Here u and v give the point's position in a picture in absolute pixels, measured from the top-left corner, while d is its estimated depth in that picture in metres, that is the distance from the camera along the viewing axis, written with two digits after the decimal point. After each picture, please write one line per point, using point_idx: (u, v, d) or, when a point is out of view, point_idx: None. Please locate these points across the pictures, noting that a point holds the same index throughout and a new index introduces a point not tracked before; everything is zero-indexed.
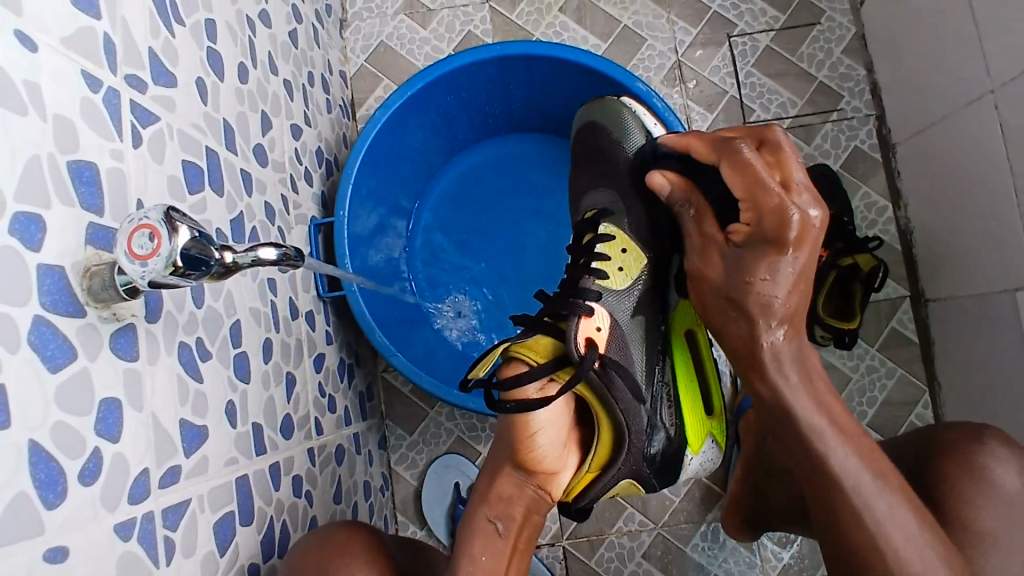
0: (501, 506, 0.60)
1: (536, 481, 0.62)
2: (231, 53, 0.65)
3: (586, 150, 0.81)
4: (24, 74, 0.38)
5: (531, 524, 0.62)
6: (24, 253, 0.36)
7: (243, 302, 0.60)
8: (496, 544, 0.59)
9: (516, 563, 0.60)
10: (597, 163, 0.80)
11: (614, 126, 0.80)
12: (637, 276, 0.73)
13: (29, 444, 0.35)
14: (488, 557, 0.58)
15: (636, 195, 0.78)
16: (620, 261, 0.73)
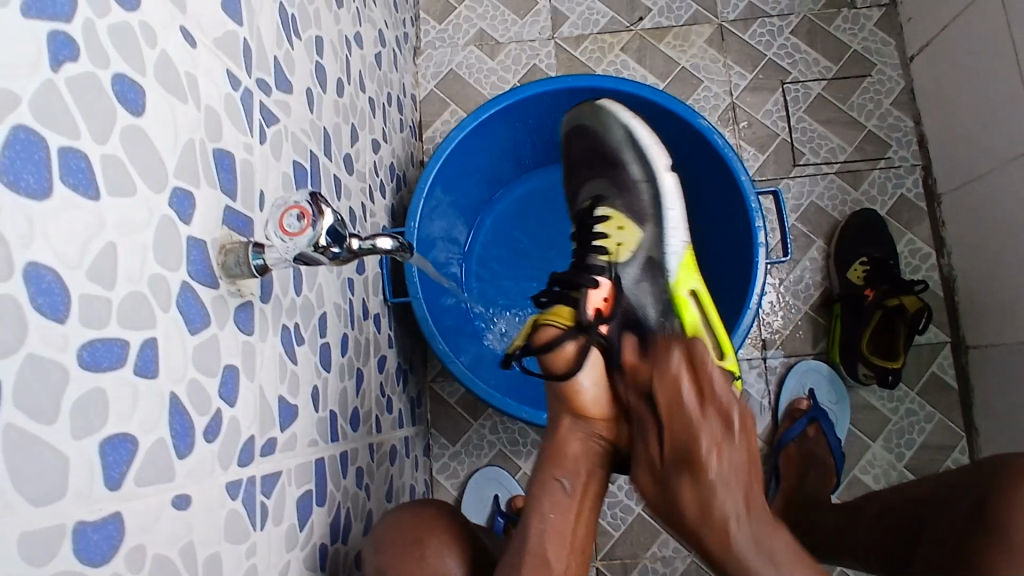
0: (562, 458, 0.64)
1: (596, 436, 0.66)
2: (332, 68, 0.70)
3: (590, 154, 0.84)
4: (187, 67, 0.43)
5: (597, 478, 0.65)
6: (178, 224, 0.40)
7: (329, 297, 0.64)
8: (560, 498, 0.62)
9: (586, 520, 0.63)
10: (599, 162, 0.83)
11: (606, 133, 0.82)
12: (632, 248, 0.75)
13: (170, 396, 0.39)
14: (554, 510, 0.62)
15: (632, 181, 0.79)
16: (618, 238, 0.76)
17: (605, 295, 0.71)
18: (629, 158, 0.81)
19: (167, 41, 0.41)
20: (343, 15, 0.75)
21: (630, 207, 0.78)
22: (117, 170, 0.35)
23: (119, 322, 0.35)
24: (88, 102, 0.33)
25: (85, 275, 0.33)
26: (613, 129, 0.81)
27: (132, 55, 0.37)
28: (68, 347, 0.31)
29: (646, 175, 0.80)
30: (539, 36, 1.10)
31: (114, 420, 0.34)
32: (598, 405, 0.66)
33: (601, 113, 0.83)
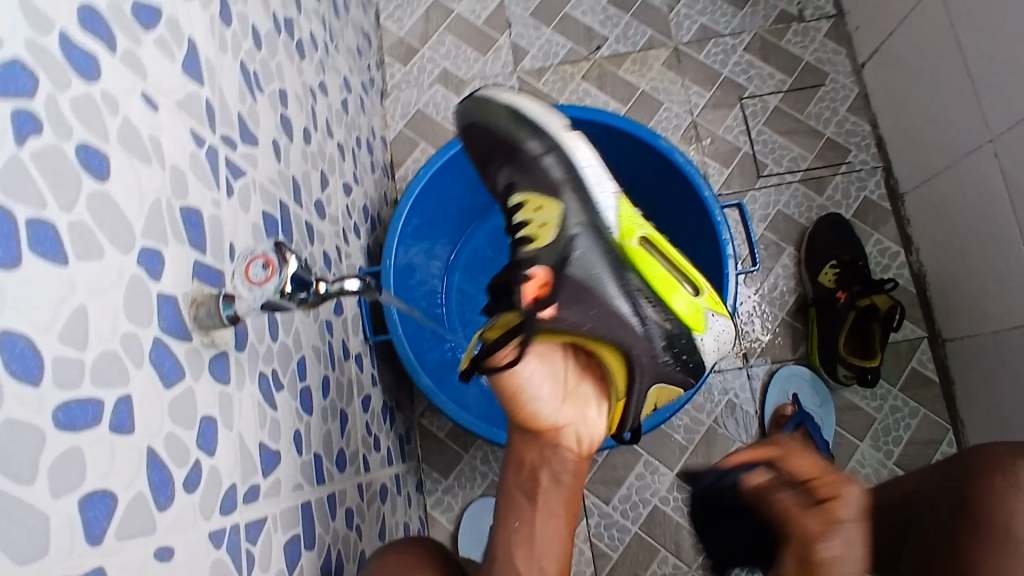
0: (526, 469, 0.72)
1: (550, 444, 0.72)
2: (298, 118, 0.72)
3: (485, 143, 0.79)
4: (151, 131, 0.44)
5: (564, 485, 0.72)
6: (149, 283, 0.42)
7: (307, 340, 0.65)
8: (521, 504, 0.71)
9: (555, 519, 0.71)
10: (495, 152, 0.78)
11: (495, 119, 0.78)
12: (554, 226, 0.70)
13: (148, 450, 0.39)
14: (515, 517, 0.71)
15: (563, 145, 0.74)
16: (539, 219, 0.71)
17: (539, 283, 0.67)
18: (528, 134, 0.76)
19: (130, 108, 0.42)
20: (306, 65, 0.78)
21: (539, 183, 0.73)
22: (84, 235, 0.37)
23: (93, 382, 0.36)
24: (54, 173, 0.35)
25: (57, 338, 0.34)
26: (488, 113, 0.78)
27: (95, 125, 0.39)
28: (44, 409, 0.32)
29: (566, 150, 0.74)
30: (502, 71, 1.13)
31: (91, 477, 0.35)
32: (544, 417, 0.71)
33: (474, 101, 0.81)
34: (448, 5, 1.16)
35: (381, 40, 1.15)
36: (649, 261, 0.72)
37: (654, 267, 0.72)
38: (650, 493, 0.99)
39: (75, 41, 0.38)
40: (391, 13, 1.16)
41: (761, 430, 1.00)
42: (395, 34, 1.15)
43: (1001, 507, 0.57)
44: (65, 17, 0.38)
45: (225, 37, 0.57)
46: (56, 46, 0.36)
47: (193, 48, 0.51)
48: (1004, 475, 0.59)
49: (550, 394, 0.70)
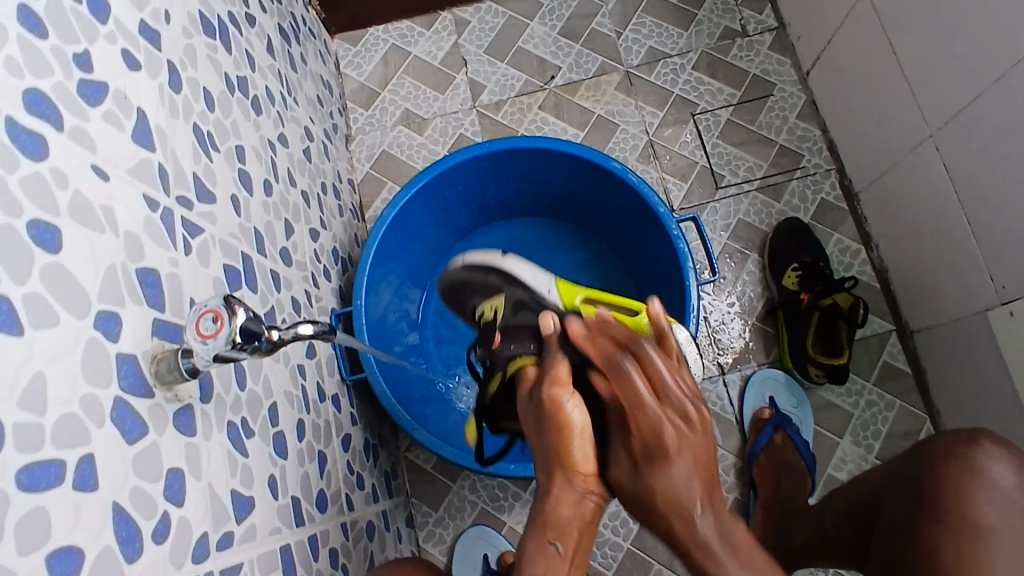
0: (558, 526, 0.57)
1: (586, 490, 0.60)
2: (258, 171, 0.75)
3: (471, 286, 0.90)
4: (102, 201, 0.47)
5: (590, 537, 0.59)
6: (106, 344, 0.43)
7: (278, 386, 0.67)
8: (559, 567, 0.55)
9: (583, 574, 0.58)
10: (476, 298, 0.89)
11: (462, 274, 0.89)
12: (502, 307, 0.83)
13: (114, 505, 0.41)
14: None
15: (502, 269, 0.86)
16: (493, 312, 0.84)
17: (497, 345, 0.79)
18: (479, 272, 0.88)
19: (80, 182, 0.45)
20: (263, 120, 0.81)
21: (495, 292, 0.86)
22: (39, 306, 0.38)
23: (54, 445, 0.37)
24: (5, 250, 0.37)
25: (16, 406, 0.36)
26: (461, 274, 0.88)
27: (46, 200, 0.41)
28: (6, 473, 0.34)
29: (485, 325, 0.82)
30: (461, 107, 1.16)
31: (58, 535, 0.36)
32: (583, 446, 0.60)
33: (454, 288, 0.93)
34: (404, 49, 1.20)
35: (343, 86, 1.18)
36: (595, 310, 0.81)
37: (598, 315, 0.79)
38: None
39: (21, 123, 0.41)
40: (350, 60, 1.20)
41: (742, 435, 1.01)
42: (355, 79, 1.19)
43: (965, 495, 0.59)
44: (10, 103, 0.40)
45: (175, 103, 0.60)
46: (2, 130, 0.39)
47: (142, 117, 0.54)
48: (964, 464, 0.61)
49: (587, 421, 0.61)
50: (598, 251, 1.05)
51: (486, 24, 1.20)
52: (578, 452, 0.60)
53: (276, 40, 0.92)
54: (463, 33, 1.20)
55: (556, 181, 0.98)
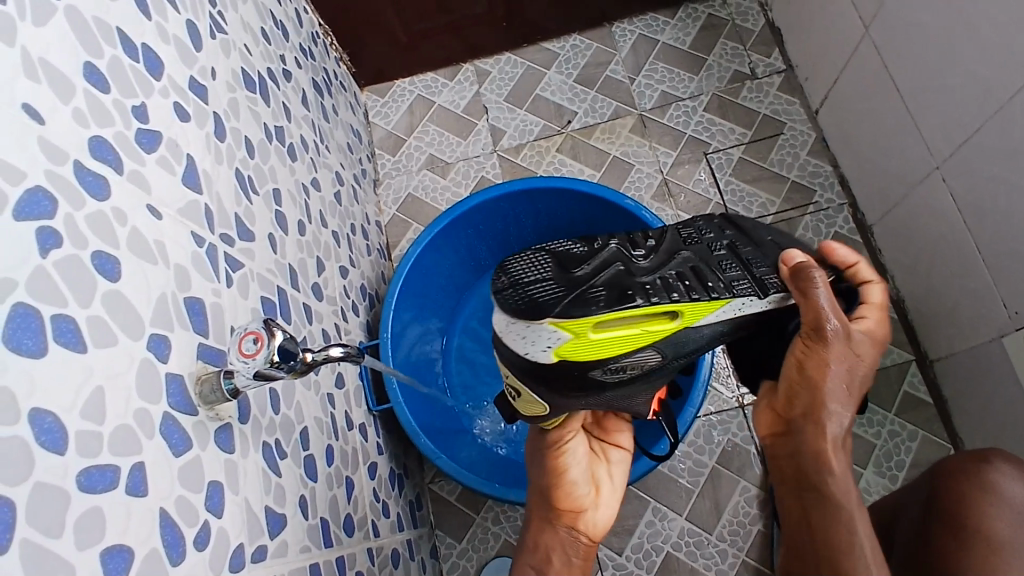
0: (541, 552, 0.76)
1: (566, 528, 0.76)
2: (293, 213, 0.81)
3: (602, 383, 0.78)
4: (156, 236, 0.52)
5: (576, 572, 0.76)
6: (157, 364, 0.48)
7: (309, 412, 0.71)
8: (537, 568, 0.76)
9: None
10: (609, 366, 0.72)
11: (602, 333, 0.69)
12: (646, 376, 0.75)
13: (161, 511, 0.44)
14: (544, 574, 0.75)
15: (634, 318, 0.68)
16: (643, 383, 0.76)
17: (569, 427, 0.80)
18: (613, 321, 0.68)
19: (137, 219, 0.50)
20: (298, 165, 0.87)
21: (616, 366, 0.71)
22: (101, 328, 0.43)
23: (111, 451, 0.41)
24: (71, 278, 0.42)
25: (79, 415, 0.40)
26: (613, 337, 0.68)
27: (106, 235, 0.46)
28: (68, 475, 0.38)
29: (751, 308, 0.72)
30: (483, 152, 1.22)
31: (111, 533, 0.40)
32: (572, 493, 0.76)
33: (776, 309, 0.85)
34: (429, 99, 1.27)
35: (371, 135, 1.25)
36: (636, 340, 0.67)
37: (606, 346, 0.66)
38: (662, 540, 1.00)
39: (86, 167, 0.46)
40: (377, 110, 1.27)
41: (764, 466, 1.01)
42: (383, 128, 1.26)
43: (976, 511, 0.60)
44: (78, 150, 0.46)
45: (220, 150, 0.66)
46: (70, 173, 0.44)
47: (191, 163, 0.60)
48: (975, 481, 0.61)
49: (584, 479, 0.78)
50: None
51: (505, 74, 1.27)
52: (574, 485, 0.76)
53: (310, 93, 0.99)
54: (484, 83, 1.27)
55: (574, 218, 1.03)
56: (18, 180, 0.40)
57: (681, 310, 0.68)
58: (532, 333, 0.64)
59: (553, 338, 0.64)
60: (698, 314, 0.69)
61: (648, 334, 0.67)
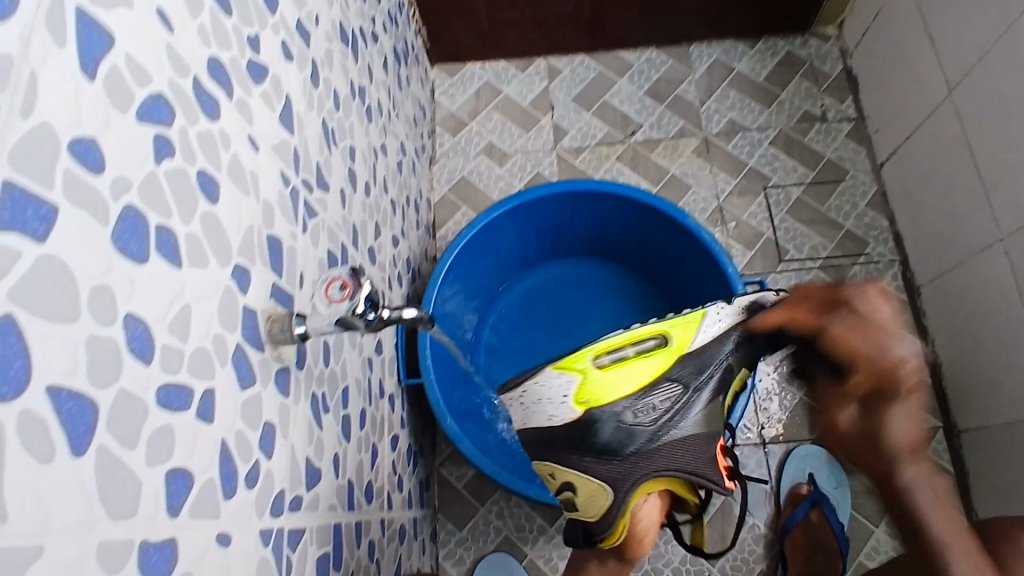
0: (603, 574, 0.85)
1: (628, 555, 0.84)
2: (362, 173, 0.80)
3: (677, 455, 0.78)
4: (251, 167, 0.51)
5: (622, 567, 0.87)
6: (238, 296, 0.47)
7: (352, 372, 0.70)
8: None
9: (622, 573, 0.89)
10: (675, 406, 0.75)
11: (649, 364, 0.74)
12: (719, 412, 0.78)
13: (221, 442, 0.43)
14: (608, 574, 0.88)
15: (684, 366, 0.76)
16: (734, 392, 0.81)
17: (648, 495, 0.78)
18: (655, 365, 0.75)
19: (238, 147, 0.49)
20: (372, 128, 0.86)
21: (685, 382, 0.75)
22: (194, 246, 0.42)
23: (187, 372, 0.40)
24: (177, 189, 0.41)
25: (166, 328, 0.39)
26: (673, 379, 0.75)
27: (211, 155, 0.46)
28: (150, 387, 0.37)
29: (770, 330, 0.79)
30: (543, 147, 1.22)
31: (178, 455, 0.39)
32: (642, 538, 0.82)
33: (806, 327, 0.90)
34: (497, 87, 1.26)
35: (435, 112, 1.25)
36: (638, 374, 0.74)
37: (609, 383, 0.73)
38: (663, 563, 0.98)
39: (203, 85, 0.46)
40: (444, 89, 1.27)
41: (776, 508, 1.01)
42: (447, 108, 1.26)
43: None
44: (198, 67, 0.45)
45: (313, 96, 0.65)
46: (189, 87, 0.44)
47: (288, 103, 0.59)
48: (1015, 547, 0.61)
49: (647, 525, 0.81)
50: (654, 301, 1.08)
51: (577, 75, 1.27)
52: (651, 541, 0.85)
53: (390, 59, 0.99)
54: (555, 81, 1.26)
55: (628, 227, 1.02)
56: (145, 83, 0.39)
57: (660, 332, 0.75)
58: (547, 390, 0.73)
59: (564, 385, 0.72)
60: (685, 335, 0.76)
61: (644, 362, 0.74)
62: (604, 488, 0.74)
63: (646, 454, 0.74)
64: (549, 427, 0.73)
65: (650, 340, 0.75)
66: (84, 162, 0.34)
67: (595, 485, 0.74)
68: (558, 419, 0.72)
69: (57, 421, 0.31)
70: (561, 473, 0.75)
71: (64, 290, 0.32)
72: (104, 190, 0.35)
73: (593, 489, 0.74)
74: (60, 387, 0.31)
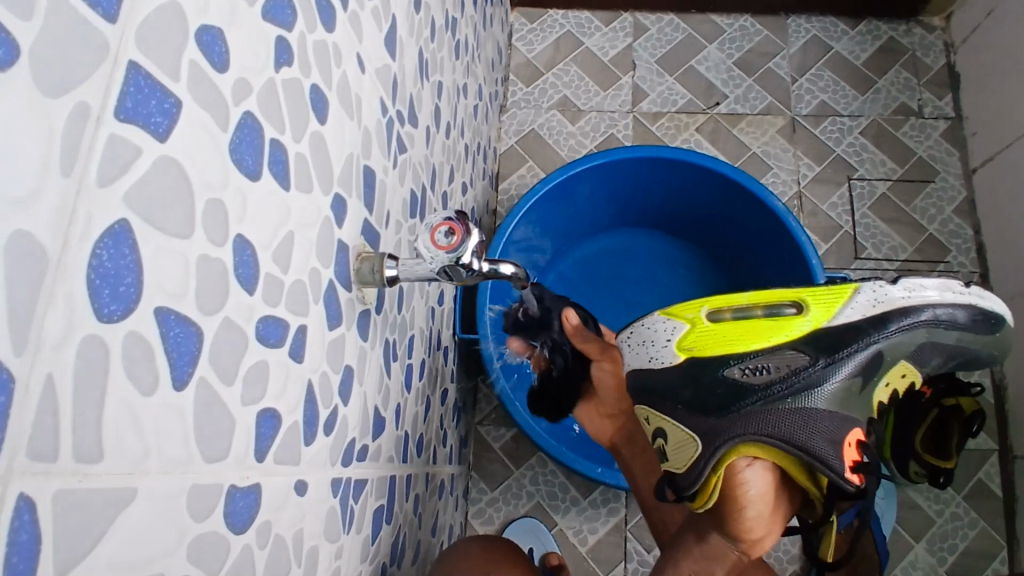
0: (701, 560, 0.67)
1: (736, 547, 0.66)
2: (445, 111, 0.75)
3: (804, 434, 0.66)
4: (357, 88, 0.47)
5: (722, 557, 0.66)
6: (333, 228, 0.43)
7: (418, 321, 0.67)
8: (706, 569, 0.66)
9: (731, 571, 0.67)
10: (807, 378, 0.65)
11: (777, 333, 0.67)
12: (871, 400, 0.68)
13: (308, 384, 0.40)
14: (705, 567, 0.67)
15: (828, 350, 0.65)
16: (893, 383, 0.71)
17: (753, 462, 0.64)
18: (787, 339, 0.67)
19: (347, 64, 0.45)
20: (458, 65, 0.81)
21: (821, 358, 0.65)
22: (301, 167, 0.38)
23: (285, 306, 0.37)
24: (291, 102, 0.37)
25: (270, 255, 0.35)
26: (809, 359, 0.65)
27: (324, 69, 0.41)
28: (252, 318, 0.34)
29: (935, 317, 0.67)
30: (619, 109, 1.16)
31: (270, 394, 0.36)
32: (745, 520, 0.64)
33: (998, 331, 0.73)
34: (578, 38, 1.20)
35: (510, 58, 1.19)
36: (756, 331, 0.68)
37: (718, 334, 0.69)
38: None
39: None
40: (522, 34, 1.20)
41: None
42: (523, 55, 1.19)
43: None
44: None
45: (414, 21, 0.60)
46: None
47: (393, 24, 0.54)
48: None
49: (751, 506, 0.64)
50: (718, 283, 1.04)
51: (664, 35, 1.19)
52: (751, 530, 0.65)
53: None
54: (640, 38, 1.19)
55: (706, 203, 0.97)
56: None
57: (796, 296, 0.69)
58: (651, 332, 0.74)
59: (670, 330, 0.72)
60: (826, 307, 0.67)
61: (771, 322, 0.68)
62: (692, 437, 0.65)
63: (738, 417, 0.64)
64: (647, 369, 0.72)
65: (787, 307, 0.69)
66: (208, 55, 0.30)
67: (685, 434, 0.66)
68: (658, 360, 0.71)
69: (162, 348, 0.27)
70: (653, 419, 0.71)
71: (181, 200, 0.28)
72: (226, 91, 0.31)
73: (683, 437, 0.66)
74: (168, 310, 0.27)
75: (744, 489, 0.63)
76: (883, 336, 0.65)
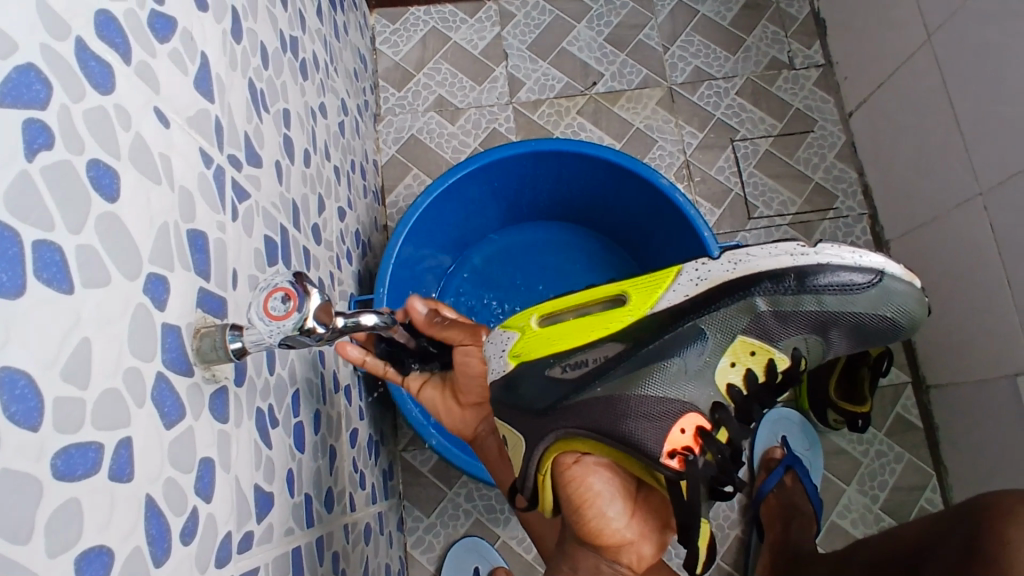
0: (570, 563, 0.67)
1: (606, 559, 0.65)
2: (300, 139, 0.70)
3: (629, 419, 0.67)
4: (162, 148, 0.41)
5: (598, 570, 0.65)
6: (152, 311, 0.38)
7: (302, 372, 0.62)
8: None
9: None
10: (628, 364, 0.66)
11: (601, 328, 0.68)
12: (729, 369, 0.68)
13: (146, 498, 0.36)
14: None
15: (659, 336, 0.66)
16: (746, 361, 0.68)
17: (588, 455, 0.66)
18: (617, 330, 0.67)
19: (142, 124, 0.39)
20: (308, 86, 0.75)
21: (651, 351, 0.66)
22: (91, 260, 0.33)
23: (94, 425, 0.32)
24: (63, 190, 0.32)
25: (61, 375, 0.30)
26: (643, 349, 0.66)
27: (107, 139, 0.36)
28: (43, 457, 0.29)
29: (789, 285, 0.65)
30: (497, 101, 1.12)
31: (89, 531, 0.31)
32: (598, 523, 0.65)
33: (880, 288, 0.66)
34: (445, 34, 1.15)
35: (376, 63, 1.13)
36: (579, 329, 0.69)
37: (543, 337, 0.70)
38: None
39: (90, 47, 0.35)
40: (386, 37, 1.15)
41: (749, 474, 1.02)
42: (390, 58, 1.14)
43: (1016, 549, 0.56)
44: (83, 24, 0.35)
45: (235, 54, 0.54)
46: (70, 51, 0.34)
47: (204, 63, 0.48)
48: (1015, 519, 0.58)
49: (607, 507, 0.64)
50: (620, 263, 1.03)
51: (531, 20, 1.16)
52: (604, 532, 0.64)
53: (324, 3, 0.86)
54: (508, 26, 1.16)
55: (596, 188, 0.95)
56: (5, 50, 0.29)
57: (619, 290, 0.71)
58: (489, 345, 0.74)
59: (504, 341, 0.73)
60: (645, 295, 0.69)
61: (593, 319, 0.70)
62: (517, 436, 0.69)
63: (567, 410, 0.66)
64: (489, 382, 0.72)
65: (610, 301, 0.71)
66: None
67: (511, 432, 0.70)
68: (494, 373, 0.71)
69: None
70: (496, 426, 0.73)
71: None
72: None
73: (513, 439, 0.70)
74: None
75: (587, 487, 0.65)
76: (703, 316, 0.65)
